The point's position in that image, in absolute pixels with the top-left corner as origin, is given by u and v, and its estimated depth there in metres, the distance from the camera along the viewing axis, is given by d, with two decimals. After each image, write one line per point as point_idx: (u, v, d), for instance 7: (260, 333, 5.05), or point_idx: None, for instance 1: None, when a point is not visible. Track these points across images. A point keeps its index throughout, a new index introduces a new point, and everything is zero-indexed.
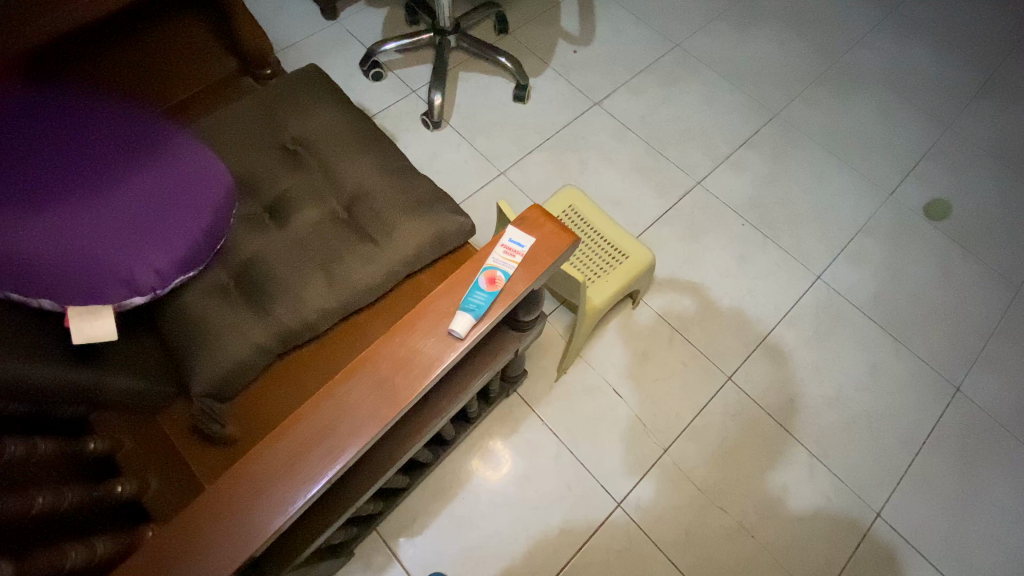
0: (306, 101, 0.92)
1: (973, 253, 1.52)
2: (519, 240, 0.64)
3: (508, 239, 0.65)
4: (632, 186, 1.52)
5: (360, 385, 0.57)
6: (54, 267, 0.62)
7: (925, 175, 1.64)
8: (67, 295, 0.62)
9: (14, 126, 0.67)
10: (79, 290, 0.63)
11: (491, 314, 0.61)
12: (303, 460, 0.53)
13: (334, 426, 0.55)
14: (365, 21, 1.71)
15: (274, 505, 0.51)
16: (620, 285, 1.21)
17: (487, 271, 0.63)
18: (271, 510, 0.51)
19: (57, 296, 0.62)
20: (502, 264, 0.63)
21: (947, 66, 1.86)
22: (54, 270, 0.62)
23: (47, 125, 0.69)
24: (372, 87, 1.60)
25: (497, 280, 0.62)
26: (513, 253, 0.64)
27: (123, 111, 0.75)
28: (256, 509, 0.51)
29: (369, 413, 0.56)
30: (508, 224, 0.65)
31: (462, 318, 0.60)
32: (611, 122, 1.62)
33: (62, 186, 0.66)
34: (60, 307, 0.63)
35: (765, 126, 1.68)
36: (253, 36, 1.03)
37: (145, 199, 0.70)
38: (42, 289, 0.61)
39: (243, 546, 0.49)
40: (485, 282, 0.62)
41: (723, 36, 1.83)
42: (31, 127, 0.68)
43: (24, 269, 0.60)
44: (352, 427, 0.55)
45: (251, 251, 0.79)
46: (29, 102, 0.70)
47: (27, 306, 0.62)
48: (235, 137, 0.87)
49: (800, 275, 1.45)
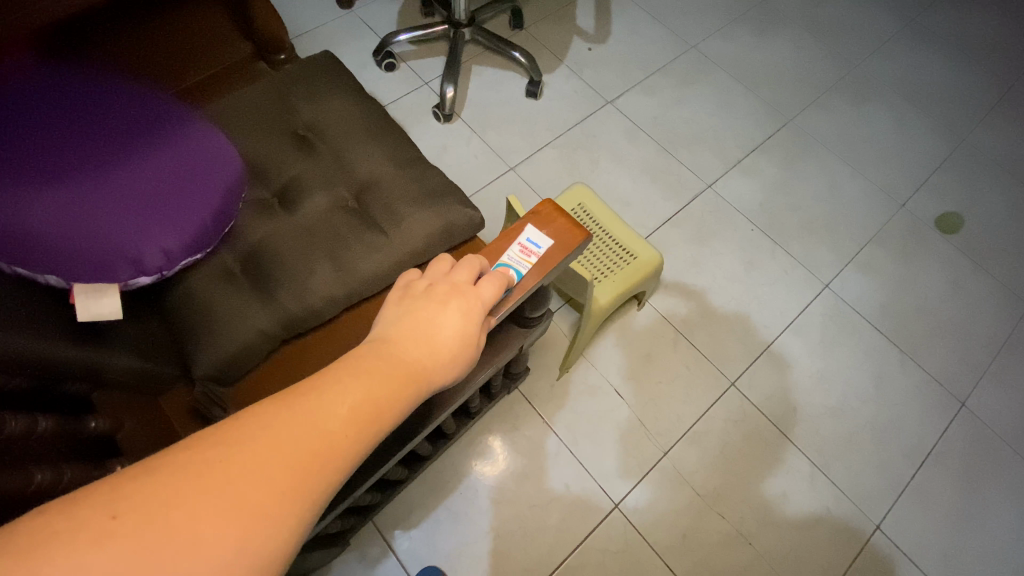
0: (319, 87, 0.91)
1: (983, 268, 1.50)
2: (536, 240, 0.64)
3: (525, 238, 0.64)
4: (641, 187, 1.52)
5: (492, 289, 0.55)
6: (64, 243, 0.62)
7: (937, 186, 1.62)
8: (75, 272, 0.62)
9: (31, 102, 0.67)
10: (86, 266, 0.63)
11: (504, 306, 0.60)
12: (441, 331, 0.50)
13: (474, 317, 0.53)
14: (379, 13, 1.70)
15: (407, 368, 0.47)
16: (626, 286, 1.20)
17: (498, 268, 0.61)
18: (402, 374, 0.47)
19: (69, 278, 0.62)
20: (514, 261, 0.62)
21: (962, 77, 1.84)
22: (63, 246, 0.62)
23: (63, 103, 0.69)
24: (384, 78, 1.59)
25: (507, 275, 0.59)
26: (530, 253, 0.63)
27: (136, 94, 0.76)
28: (386, 369, 0.46)
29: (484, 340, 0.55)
30: (525, 224, 0.65)
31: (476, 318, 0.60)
32: (623, 122, 1.61)
33: (73, 162, 0.66)
34: (66, 283, 0.63)
35: (778, 132, 1.66)
36: (270, 24, 1.02)
37: (154, 178, 0.70)
38: (50, 266, 0.61)
39: (369, 396, 0.44)
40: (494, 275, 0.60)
41: (739, 40, 1.82)
42: (45, 104, 0.68)
43: (34, 245, 0.60)
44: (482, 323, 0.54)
45: (258, 237, 0.79)
46: (46, 84, 0.70)
47: (32, 282, 0.62)
48: (246, 121, 0.86)
49: (808, 284, 1.44)
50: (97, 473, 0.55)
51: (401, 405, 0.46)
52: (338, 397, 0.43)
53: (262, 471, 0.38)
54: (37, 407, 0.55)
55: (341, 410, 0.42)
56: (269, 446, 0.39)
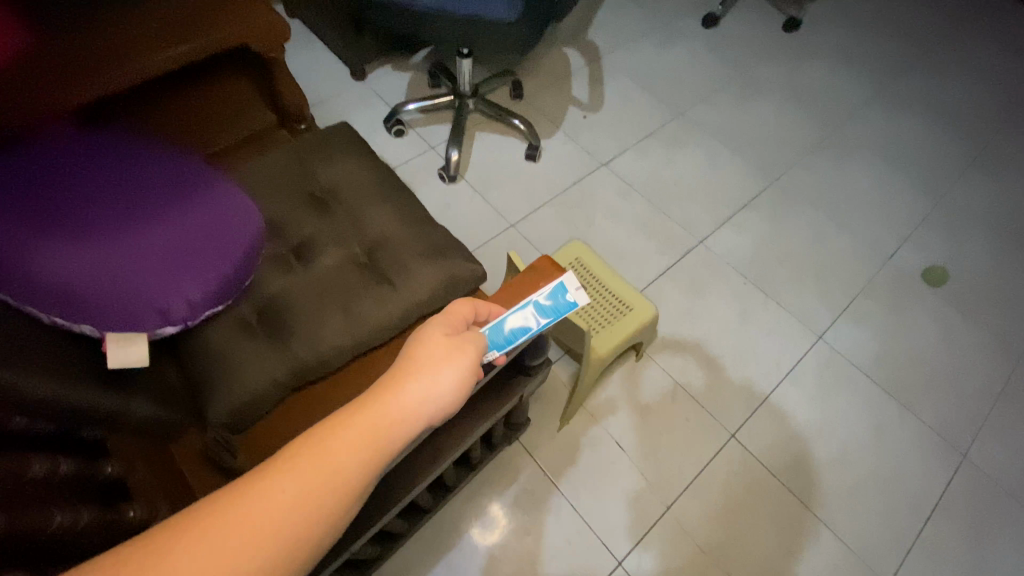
0: (336, 153, 0.99)
1: (972, 319, 1.54)
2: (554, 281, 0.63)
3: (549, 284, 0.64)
4: (637, 242, 1.59)
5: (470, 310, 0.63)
6: (100, 296, 0.67)
7: (921, 241, 1.70)
8: (107, 322, 0.67)
9: (78, 173, 0.75)
10: (118, 318, 0.67)
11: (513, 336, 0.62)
12: (400, 395, 0.51)
13: (445, 353, 0.54)
14: (391, 84, 1.85)
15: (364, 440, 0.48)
16: (623, 338, 1.23)
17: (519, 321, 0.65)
18: (359, 445, 0.48)
19: (101, 323, 0.67)
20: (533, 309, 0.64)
21: (936, 139, 1.96)
22: (99, 298, 0.67)
23: (104, 173, 0.77)
24: (393, 142, 1.71)
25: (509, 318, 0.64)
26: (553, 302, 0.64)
27: (170, 161, 0.84)
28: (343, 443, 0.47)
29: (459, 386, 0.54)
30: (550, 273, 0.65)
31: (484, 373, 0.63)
32: (618, 182, 1.71)
33: (113, 223, 0.72)
34: (99, 333, 0.67)
35: (765, 190, 1.76)
36: (291, 92, 1.12)
37: (184, 237, 0.76)
38: (86, 316, 0.66)
39: (321, 473, 0.45)
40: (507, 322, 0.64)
41: (723, 107, 1.96)
42: (89, 174, 0.76)
43: (72, 297, 0.65)
44: (461, 350, 0.55)
45: (274, 290, 0.83)
46: (92, 156, 0.79)
47: (67, 330, 0.66)
48: (268, 184, 0.94)
49: (802, 335, 1.47)
50: (110, 518, 0.56)
51: (359, 478, 0.47)
52: (284, 479, 0.44)
53: (226, 546, 0.40)
54: (62, 448, 0.57)
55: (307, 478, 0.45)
56: (236, 521, 0.42)
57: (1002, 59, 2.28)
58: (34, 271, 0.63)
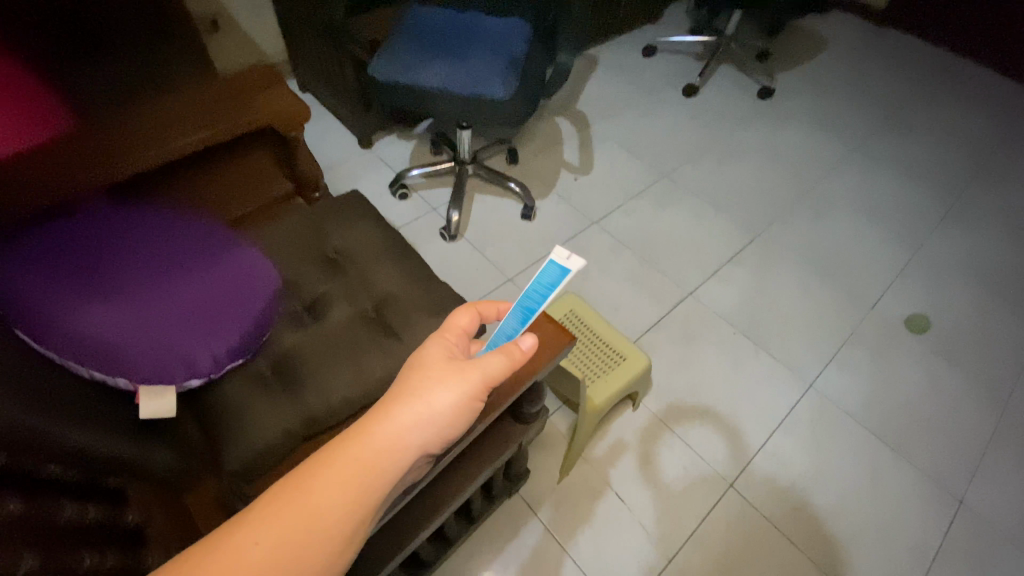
0: (348, 218, 1.08)
1: (957, 364, 1.59)
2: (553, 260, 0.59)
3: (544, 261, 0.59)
4: (629, 295, 1.66)
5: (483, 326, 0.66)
6: (136, 351, 0.73)
7: (901, 290, 1.77)
8: (141, 375, 0.72)
9: (118, 242, 0.85)
10: (150, 370, 0.73)
11: (522, 340, 0.60)
12: (392, 427, 0.50)
13: (436, 383, 0.54)
14: (396, 151, 1.99)
15: (346, 483, 0.47)
16: (618, 387, 1.27)
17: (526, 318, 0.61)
18: (342, 487, 0.47)
19: (136, 374, 0.72)
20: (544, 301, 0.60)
21: (909, 196, 2.09)
22: (135, 353, 0.73)
23: (140, 242, 0.87)
24: (397, 204, 1.82)
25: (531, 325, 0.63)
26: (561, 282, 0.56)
27: (197, 230, 0.93)
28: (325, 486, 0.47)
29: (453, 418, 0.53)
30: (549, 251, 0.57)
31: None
32: (609, 238, 1.81)
33: (148, 286, 0.80)
34: (132, 386, 0.72)
35: (749, 245, 1.86)
36: (309, 165, 1.24)
37: (210, 297, 0.84)
38: (121, 369, 0.71)
39: (301, 520, 0.45)
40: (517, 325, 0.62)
41: (706, 168, 2.10)
42: (127, 244, 0.85)
43: (112, 352, 0.71)
44: (455, 378, 0.54)
45: (288, 344, 0.89)
46: (129, 227, 0.88)
47: (102, 383, 0.71)
48: (286, 247, 1.02)
49: (793, 383, 1.51)
50: (131, 563, 0.59)
51: (344, 521, 0.46)
52: (276, 519, 0.45)
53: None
54: (94, 494, 0.61)
55: (296, 519, 0.45)
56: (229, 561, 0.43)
57: (964, 120, 2.45)
58: (80, 329, 0.70)
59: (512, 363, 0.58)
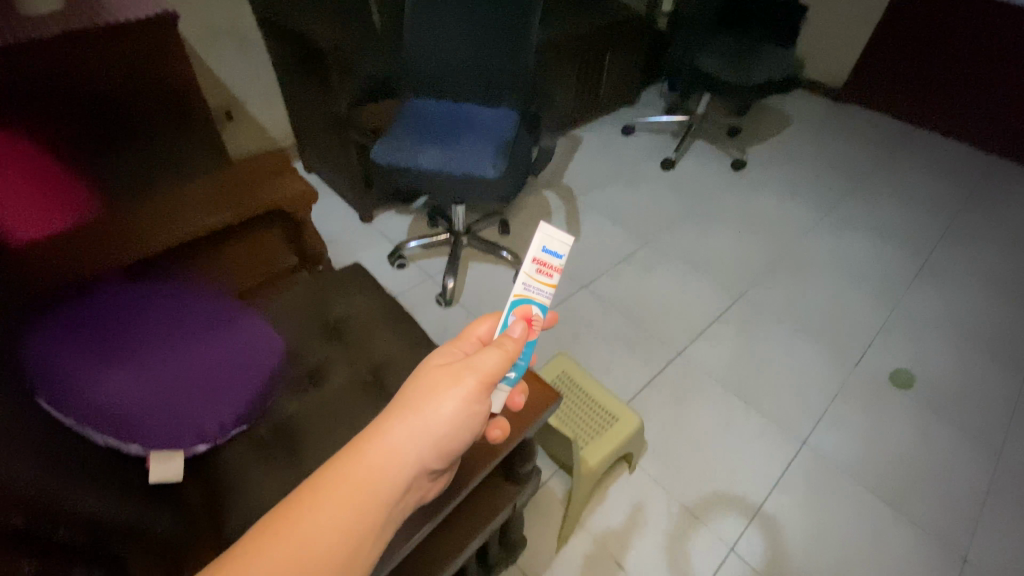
0: (350, 288, 1.15)
1: (946, 418, 1.62)
2: (553, 251, 0.67)
3: (543, 251, 0.67)
4: (620, 356, 1.71)
5: (487, 325, 0.67)
6: (151, 418, 0.78)
7: (883, 346, 1.83)
8: (154, 441, 0.76)
9: (139, 316, 0.92)
10: (162, 436, 0.77)
11: (512, 330, 0.62)
12: (396, 443, 0.49)
13: (436, 390, 0.53)
14: (394, 224, 2.11)
15: (346, 502, 0.46)
16: (611, 448, 1.28)
17: (516, 303, 0.68)
18: (345, 503, 0.46)
19: (150, 441, 0.76)
20: (531, 282, 0.67)
21: (881, 254, 2.21)
22: (149, 420, 0.77)
23: (159, 314, 0.94)
24: (396, 274, 1.91)
25: (533, 320, 0.68)
26: (531, 250, 0.67)
27: (211, 302, 1.00)
28: (324, 509, 0.45)
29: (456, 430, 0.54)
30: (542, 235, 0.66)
31: (499, 394, 0.66)
32: (599, 301, 1.88)
33: (164, 356, 0.86)
34: (144, 451, 0.76)
35: (733, 305, 1.93)
36: (314, 241, 1.38)
37: (221, 365, 0.89)
38: (135, 436, 0.75)
39: (298, 548, 0.43)
40: (512, 316, 0.67)
41: (687, 234, 2.23)
42: (146, 316, 0.92)
43: (128, 419, 0.76)
44: (453, 382, 0.54)
45: (289, 411, 0.93)
46: (149, 301, 0.95)
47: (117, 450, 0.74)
48: (292, 317, 1.08)
49: (786, 441, 1.53)
50: None
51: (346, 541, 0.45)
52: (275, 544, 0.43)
53: None
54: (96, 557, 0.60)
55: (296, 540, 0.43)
56: None
57: (927, 185, 2.63)
58: (101, 399, 0.76)
59: (507, 357, 0.58)
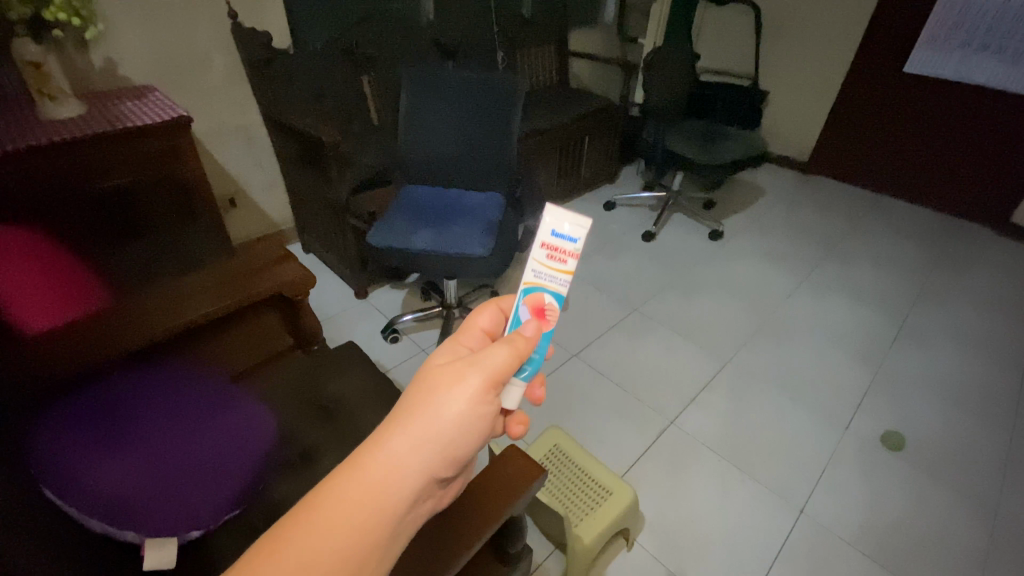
0: (342, 368, 1.18)
1: (943, 480, 1.62)
2: (564, 235, 0.61)
3: (552, 237, 0.61)
4: (613, 426, 1.72)
5: (489, 317, 0.66)
6: (146, 506, 0.79)
7: (871, 408, 1.86)
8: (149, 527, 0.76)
9: (140, 411, 0.97)
10: (157, 522, 0.77)
11: (525, 328, 0.60)
12: (390, 456, 0.48)
13: (439, 393, 0.52)
14: (389, 299, 2.19)
15: (349, 519, 0.45)
16: (606, 525, 1.26)
17: (527, 292, 0.63)
18: (346, 521, 0.45)
19: (147, 524, 0.77)
20: (541, 269, 0.62)
21: (860, 317, 2.29)
22: (145, 508, 0.79)
23: (158, 408, 0.99)
24: (389, 348, 1.95)
25: (546, 310, 0.62)
26: (540, 233, 0.62)
27: (208, 390, 1.05)
28: (322, 528, 0.44)
29: (460, 435, 0.52)
30: (548, 220, 0.61)
31: (513, 390, 0.61)
32: (590, 370, 1.92)
33: (161, 447, 0.90)
34: (139, 538, 0.75)
35: (721, 371, 1.97)
36: (311, 324, 1.43)
37: (216, 450, 0.92)
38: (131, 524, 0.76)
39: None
40: (523, 307, 0.63)
41: (672, 302, 2.31)
42: (148, 411, 0.97)
43: (127, 510, 0.77)
44: (457, 381, 0.53)
45: (279, 495, 0.93)
46: (149, 395, 1.01)
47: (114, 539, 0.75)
48: (284, 400, 1.10)
49: (784, 509, 1.51)
50: None
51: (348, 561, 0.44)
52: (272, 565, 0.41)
53: None
54: None
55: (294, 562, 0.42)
56: None
57: (896, 248, 2.78)
58: (100, 491, 0.78)
59: (517, 355, 0.56)
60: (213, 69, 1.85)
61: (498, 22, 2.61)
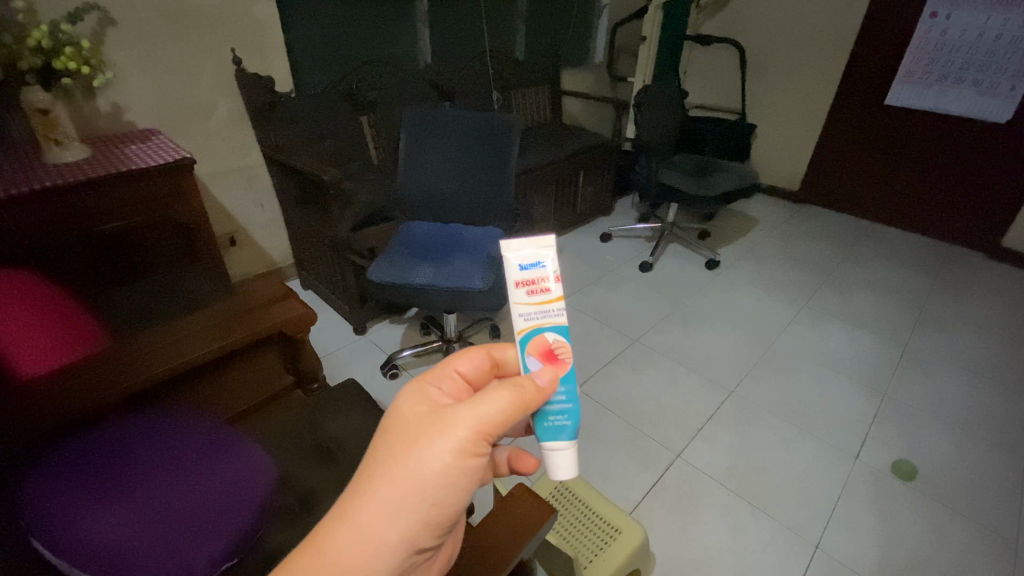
0: (342, 409, 1.16)
1: (959, 512, 1.57)
2: (531, 262, 0.59)
3: (521, 267, 0.59)
4: (618, 462, 1.68)
5: (466, 361, 0.63)
6: (138, 559, 0.76)
7: (880, 437, 1.83)
8: None
9: (135, 452, 0.94)
10: None
11: (538, 376, 0.56)
12: (369, 514, 0.48)
13: (421, 445, 0.51)
14: (388, 335, 2.17)
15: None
16: (616, 566, 1.22)
17: (527, 339, 0.59)
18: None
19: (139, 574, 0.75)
20: (531, 307, 0.58)
21: (861, 344, 2.29)
22: (136, 562, 0.76)
23: (153, 449, 0.96)
24: (388, 384, 1.92)
25: (554, 349, 0.58)
26: (510, 273, 0.58)
27: (206, 430, 1.02)
28: None
29: (445, 490, 0.52)
30: (511, 254, 0.59)
31: (560, 454, 0.57)
32: (593, 404, 1.89)
33: (154, 492, 0.87)
34: None
35: (725, 402, 1.95)
36: (310, 361, 1.43)
37: (209, 495, 0.88)
38: None
39: None
40: (529, 356, 0.59)
41: (671, 332, 2.31)
42: (143, 453, 0.94)
43: (117, 565, 0.75)
44: (440, 433, 0.52)
45: (277, 543, 0.89)
46: (145, 435, 0.98)
47: None
48: (282, 442, 1.07)
49: (799, 545, 1.47)
50: None
51: None
52: None
53: None
54: None
55: None
56: None
57: (890, 275, 2.80)
58: (91, 546, 0.76)
59: (520, 401, 0.54)
60: (217, 113, 1.90)
61: (493, 64, 2.71)
